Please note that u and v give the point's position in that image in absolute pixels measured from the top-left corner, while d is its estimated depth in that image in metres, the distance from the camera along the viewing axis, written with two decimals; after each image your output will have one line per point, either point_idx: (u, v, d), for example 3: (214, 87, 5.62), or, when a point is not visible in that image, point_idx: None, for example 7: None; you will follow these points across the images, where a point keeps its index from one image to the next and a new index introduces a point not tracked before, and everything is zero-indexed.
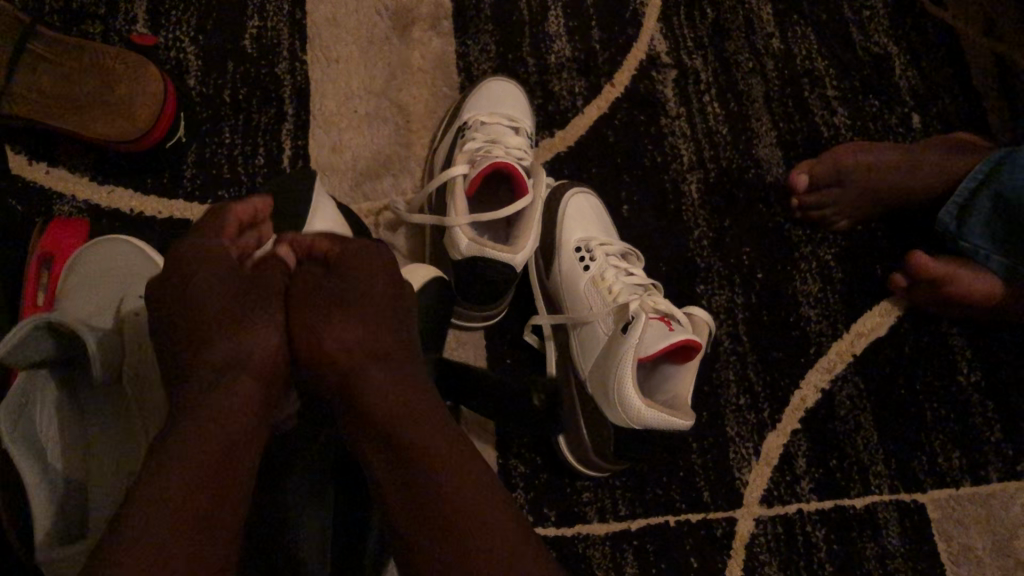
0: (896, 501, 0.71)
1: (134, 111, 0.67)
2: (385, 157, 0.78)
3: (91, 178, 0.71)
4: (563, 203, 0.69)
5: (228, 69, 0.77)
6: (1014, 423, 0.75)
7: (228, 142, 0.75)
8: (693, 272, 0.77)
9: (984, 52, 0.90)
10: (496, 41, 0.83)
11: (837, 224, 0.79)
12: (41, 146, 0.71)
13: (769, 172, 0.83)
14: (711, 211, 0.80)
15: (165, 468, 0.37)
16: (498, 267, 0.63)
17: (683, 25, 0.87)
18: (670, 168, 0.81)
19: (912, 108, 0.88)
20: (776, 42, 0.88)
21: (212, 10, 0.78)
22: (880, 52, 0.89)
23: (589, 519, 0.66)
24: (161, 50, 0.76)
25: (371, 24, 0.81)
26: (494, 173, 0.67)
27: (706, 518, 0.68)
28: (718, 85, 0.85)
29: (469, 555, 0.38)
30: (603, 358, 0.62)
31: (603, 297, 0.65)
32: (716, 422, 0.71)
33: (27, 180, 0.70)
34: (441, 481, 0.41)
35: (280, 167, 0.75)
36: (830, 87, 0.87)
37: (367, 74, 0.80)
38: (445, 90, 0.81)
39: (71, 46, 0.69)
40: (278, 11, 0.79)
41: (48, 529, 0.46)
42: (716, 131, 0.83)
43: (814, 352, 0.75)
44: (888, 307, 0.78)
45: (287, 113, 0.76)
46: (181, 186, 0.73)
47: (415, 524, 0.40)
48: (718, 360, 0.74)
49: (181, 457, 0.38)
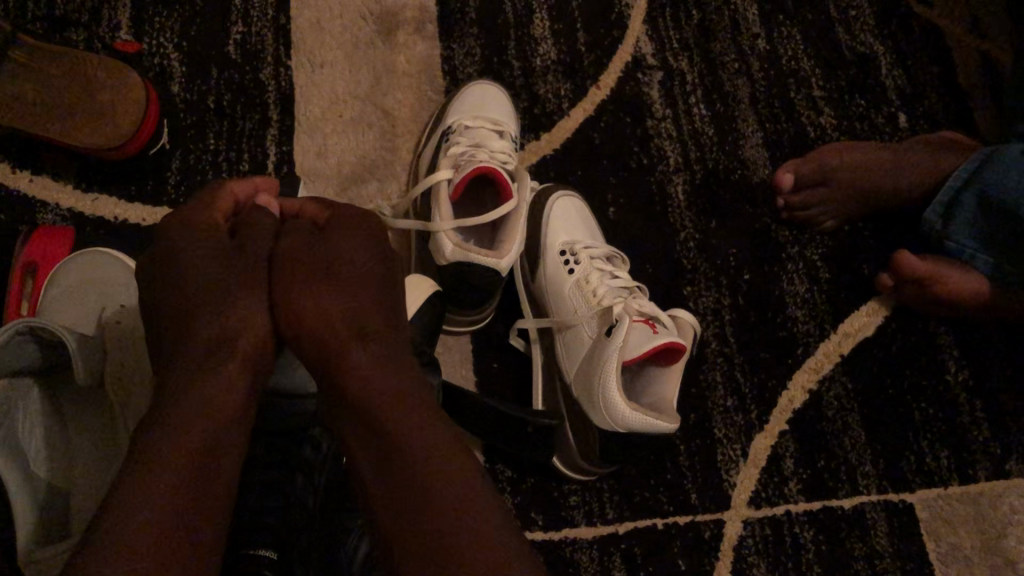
0: (884, 501, 0.71)
1: (117, 119, 0.67)
2: (370, 161, 0.78)
3: (75, 186, 0.71)
4: (546, 205, 0.69)
5: (212, 75, 0.77)
6: (1002, 422, 0.75)
7: (212, 148, 0.74)
8: (680, 274, 0.77)
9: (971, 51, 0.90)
10: (481, 44, 0.83)
11: (824, 224, 0.79)
12: (24, 153, 0.71)
13: (756, 173, 0.83)
14: (697, 212, 0.80)
15: (148, 458, 0.38)
16: (482, 271, 0.63)
17: (668, 27, 0.87)
18: (656, 169, 0.81)
19: (899, 108, 0.88)
20: (762, 43, 0.88)
21: (195, 16, 0.78)
22: (866, 51, 0.89)
23: (577, 523, 0.66)
24: (144, 56, 0.76)
25: (356, 29, 0.81)
26: (478, 177, 0.67)
27: (694, 520, 0.68)
28: (704, 87, 0.85)
29: (451, 547, 0.38)
30: (587, 361, 0.62)
31: (587, 301, 0.65)
32: (703, 424, 0.71)
33: (10, 188, 0.70)
34: (426, 472, 0.41)
35: (264, 173, 0.75)
36: (816, 88, 0.87)
37: (352, 78, 0.80)
38: (430, 94, 0.81)
39: (55, 54, 0.68)
40: (262, 17, 0.79)
41: (28, 533, 0.46)
42: (703, 132, 0.83)
43: (802, 353, 0.75)
44: (875, 307, 0.77)
45: (272, 118, 0.76)
46: (166, 193, 0.72)
47: (397, 507, 0.40)
48: (705, 362, 0.74)
49: (164, 446, 0.39)
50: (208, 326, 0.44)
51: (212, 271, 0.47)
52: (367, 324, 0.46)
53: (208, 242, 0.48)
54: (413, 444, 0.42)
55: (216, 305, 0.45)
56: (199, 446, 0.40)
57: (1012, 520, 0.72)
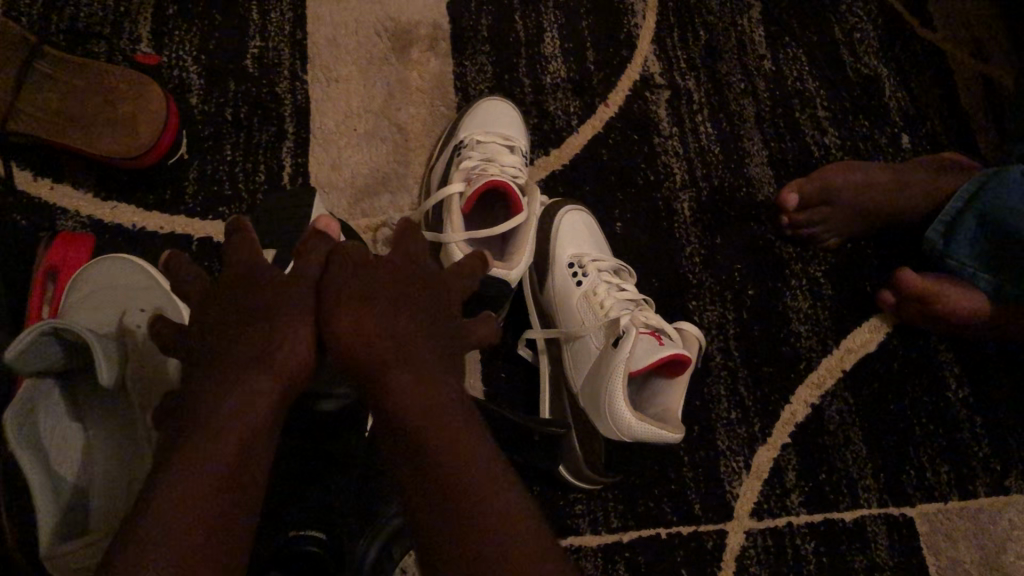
0: (884, 514, 0.72)
1: (136, 128, 0.68)
2: (383, 175, 0.79)
3: (95, 194, 0.73)
4: (555, 219, 0.70)
5: (230, 88, 0.78)
6: (1001, 438, 0.76)
7: (228, 159, 0.76)
8: (685, 288, 0.78)
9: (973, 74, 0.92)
10: (493, 62, 0.84)
11: (827, 242, 0.80)
12: (45, 162, 0.72)
13: (761, 191, 0.84)
14: (703, 228, 0.81)
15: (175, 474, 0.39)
16: (493, 282, 0.65)
17: (676, 47, 0.88)
18: (663, 186, 0.82)
19: (902, 129, 0.89)
20: (768, 64, 0.90)
21: (215, 30, 0.80)
22: (870, 73, 0.91)
23: (582, 531, 0.67)
24: (164, 68, 0.78)
25: (371, 45, 0.83)
26: (489, 190, 0.69)
27: (697, 530, 0.69)
28: (710, 106, 0.87)
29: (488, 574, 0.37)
30: (594, 372, 0.64)
31: (594, 312, 0.67)
32: (707, 436, 0.72)
33: (32, 196, 0.72)
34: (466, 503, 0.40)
35: (279, 184, 0.76)
36: (821, 108, 0.89)
37: (367, 93, 0.81)
38: (443, 110, 0.83)
39: (76, 66, 0.70)
40: (279, 32, 0.81)
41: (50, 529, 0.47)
42: (709, 150, 0.85)
43: (805, 368, 0.76)
44: (877, 323, 0.79)
45: (287, 131, 0.78)
46: (183, 203, 0.74)
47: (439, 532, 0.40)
48: (709, 375, 0.75)
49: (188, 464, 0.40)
50: (248, 357, 0.45)
51: (253, 306, 0.47)
52: (412, 346, 0.46)
53: (251, 282, 0.49)
54: (453, 457, 0.41)
55: (258, 337, 0.46)
56: (223, 458, 0.40)
57: (1011, 535, 0.73)
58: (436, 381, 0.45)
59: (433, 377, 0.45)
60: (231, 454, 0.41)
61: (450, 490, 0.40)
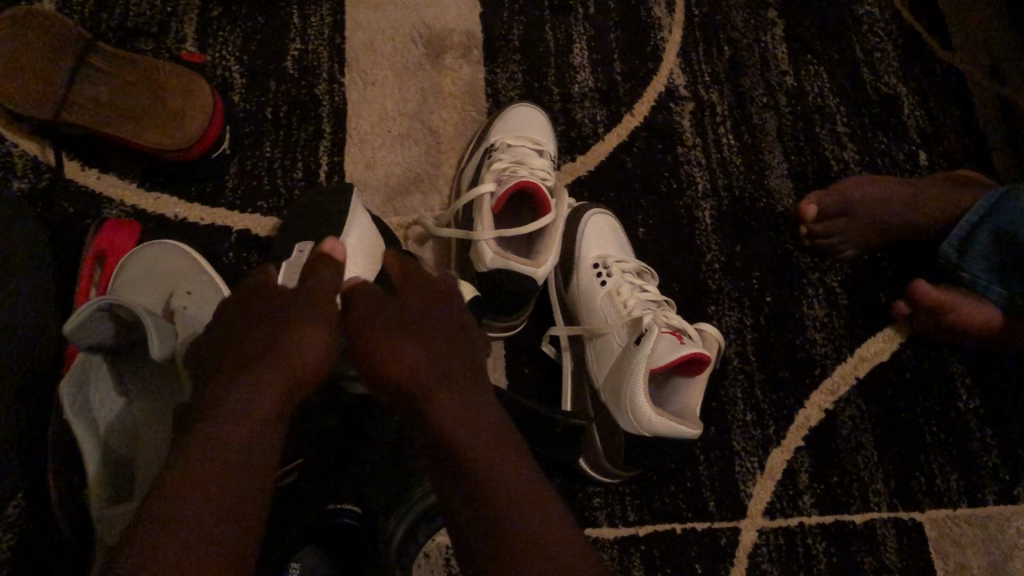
0: (894, 518, 0.74)
1: (184, 122, 0.71)
2: (415, 175, 0.82)
3: (140, 185, 0.76)
4: (581, 221, 0.73)
5: (271, 88, 0.82)
6: (1010, 449, 0.78)
7: (268, 156, 0.79)
8: (705, 293, 0.81)
9: (990, 95, 0.94)
10: (524, 70, 0.87)
11: (844, 253, 0.82)
12: (94, 154, 0.76)
13: (780, 202, 0.86)
14: (723, 236, 0.83)
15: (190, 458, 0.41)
16: (521, 279, 0.67)
17: (701, 62, 0.91)
18: (686, 194, 0.85)
19: (919, 146, 0.92)
20: (790, 80, 0.93)
21: (257, 33, 0.83)
22: (889, 92, 0.93)
23: (600, 523, 0.69)
24: (208, 67, 0.81)
25: (406, 51, 0.86)
26: (518, 192, 0.71)
27: (711, 527, 0.71)
28: (732, 119, 0.90)
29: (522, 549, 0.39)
30: (616, 368, 0.66)
31: (617, 311, 0.69)
32: (723, 436, 0.74)
33: (80, 185, 0.75)
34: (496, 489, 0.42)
35: (316, 181, 0.79)
36: (840, 124, 0.92)
37: (401, 97, 0.84)
38: (474, 115, 0.85)
39: (128, 62, 0.74)
40: (319, 36, 0.84)
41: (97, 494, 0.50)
42: (730, 160, 0.87)
43: (819, 374, 0.79)
44: (890, 334, 0.81)
45: (324, 131, 0.81)
46: (223, 196, 0.77)
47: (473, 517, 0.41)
48: (726, 378, 0.77)
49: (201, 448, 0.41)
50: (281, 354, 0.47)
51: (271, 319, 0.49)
52: (431, 359, 0.49)
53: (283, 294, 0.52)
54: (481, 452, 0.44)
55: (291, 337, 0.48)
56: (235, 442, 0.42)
57: (1018, 543, 0.75)
58: (459, 385, 0.48)
59: (455, 381, 0.48)
60: (246, 434, 0.43)
61: (479, 476, 0.42)
